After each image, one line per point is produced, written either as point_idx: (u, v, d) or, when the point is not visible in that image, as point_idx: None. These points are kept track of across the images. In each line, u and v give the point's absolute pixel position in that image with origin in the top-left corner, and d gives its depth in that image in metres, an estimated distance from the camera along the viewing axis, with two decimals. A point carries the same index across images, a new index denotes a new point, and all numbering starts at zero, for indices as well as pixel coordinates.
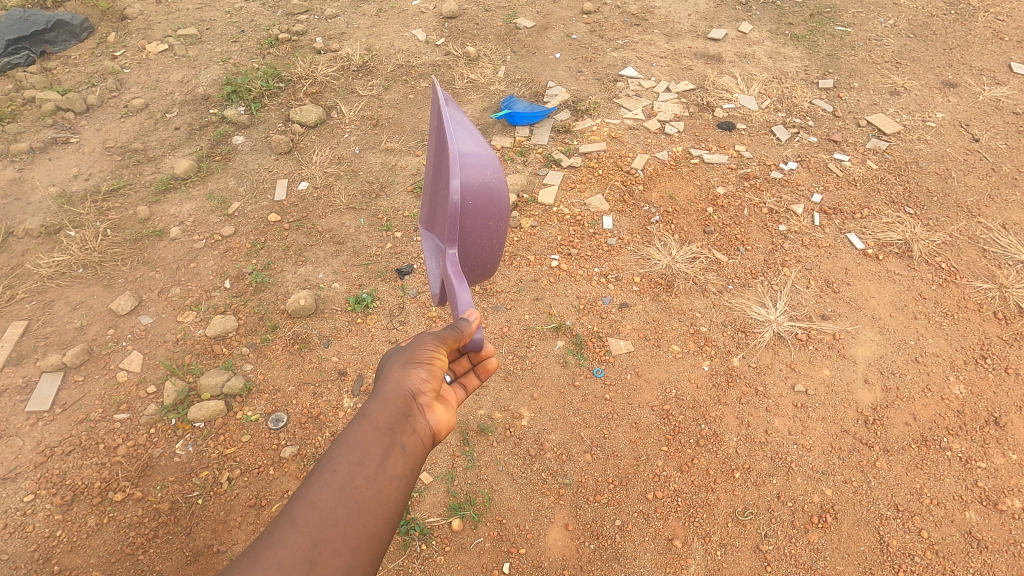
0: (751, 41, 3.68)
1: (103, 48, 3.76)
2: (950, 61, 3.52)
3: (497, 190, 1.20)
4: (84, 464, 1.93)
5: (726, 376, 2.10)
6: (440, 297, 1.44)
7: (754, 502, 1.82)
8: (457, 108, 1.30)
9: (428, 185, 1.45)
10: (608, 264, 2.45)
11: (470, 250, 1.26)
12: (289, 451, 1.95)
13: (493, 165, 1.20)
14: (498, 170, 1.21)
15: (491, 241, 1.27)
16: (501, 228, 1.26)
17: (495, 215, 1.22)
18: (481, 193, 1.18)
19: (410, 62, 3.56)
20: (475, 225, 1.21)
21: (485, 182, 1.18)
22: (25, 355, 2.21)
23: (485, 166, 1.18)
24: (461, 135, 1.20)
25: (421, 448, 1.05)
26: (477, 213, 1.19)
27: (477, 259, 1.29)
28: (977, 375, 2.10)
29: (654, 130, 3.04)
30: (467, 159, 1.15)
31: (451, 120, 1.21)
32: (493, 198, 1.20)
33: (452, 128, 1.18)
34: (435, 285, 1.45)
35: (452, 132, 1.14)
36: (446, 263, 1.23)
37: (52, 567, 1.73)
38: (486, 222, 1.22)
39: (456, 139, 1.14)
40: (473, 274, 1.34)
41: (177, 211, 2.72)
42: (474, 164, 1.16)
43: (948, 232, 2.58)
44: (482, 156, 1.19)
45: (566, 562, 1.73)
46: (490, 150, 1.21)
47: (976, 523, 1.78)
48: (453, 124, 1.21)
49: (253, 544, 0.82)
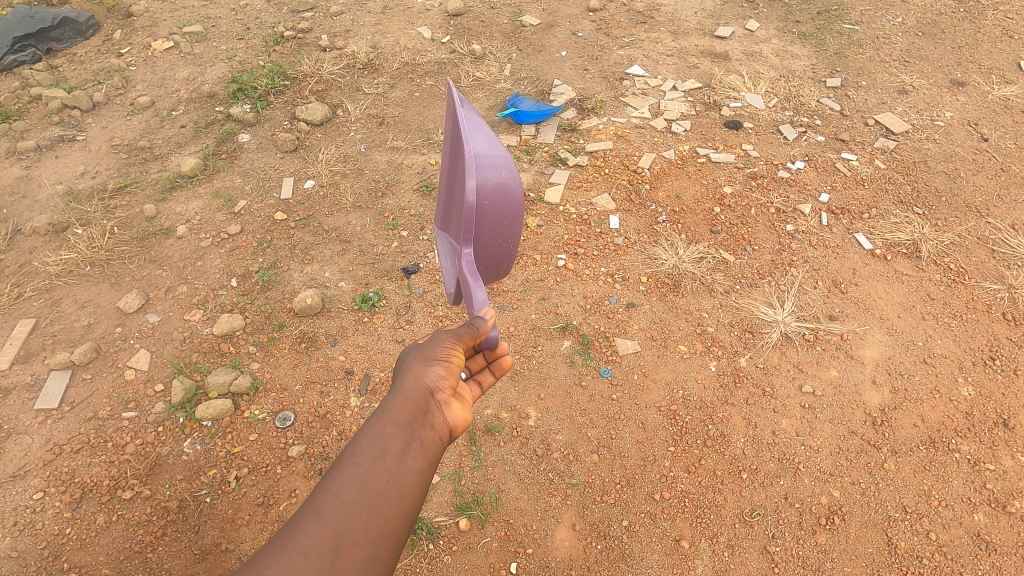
0: (757, 39, 3.66)
1: (108, 45, 3.76)
2: (959, 59, 3.50)
3: (512, 190, 1.19)
4: (93, 462, 1.93)
5: (733, 376, 2.10)
6: (455, 296, 1.44)
7: (761, 503, 1.82)
8: (473, 108, 1.29)
9: (443, 185, 1.45)
10: (615, 264, 2.44)
11: (485, 250, 1.26)
12: (296, 450, 1.96)
13: (508, 165, 1.20)
14: (514, 171, 1.20)
15: (506, 242, 1.27)
16: (516, 228, 1.25)
17: (511, 216, 1.22)
18: (497, 193, 1.17)
19: (415, 60, 3.55)
20: (490, 226, 1.21)
21: (500, 183, 1.17)
22: (33, 353, 2.22)
23: (500, 167, 1.18)
24: (477, 136, 1.20)
25: (439, 443, 1.05)
26: (493, 213, 1.19)
27: (492, 259, 1.29)
28: (986, 376, 2.10)
29: (661, 129, 3.03)
30: (483, 160, 1.15)
31: (466, 120, 1.20)
32: (508, 198, 1.19)
33: (468, 129, 1.18)
34: (449, 285, 1.45)
35: (468, 132, 1.14)
36: (461, 263, 1.23)
37: (62, 565, 1.74)
38: (501, 222, 1.21)
39: (471, 140, 1.14)
40: (487, 274, 1.34)
41: (183, 209, 2.72)
42: (489, 164, 1.15)
43: (956, 233, 2.56)
44: (497, 157, 1.18)
45: (573, 562, 1.73)
46: (505, 151, 1.20)
47: (984, 525, 1.77)
48: (469, 125, 1.21)
49: (279, 533, 0.83)
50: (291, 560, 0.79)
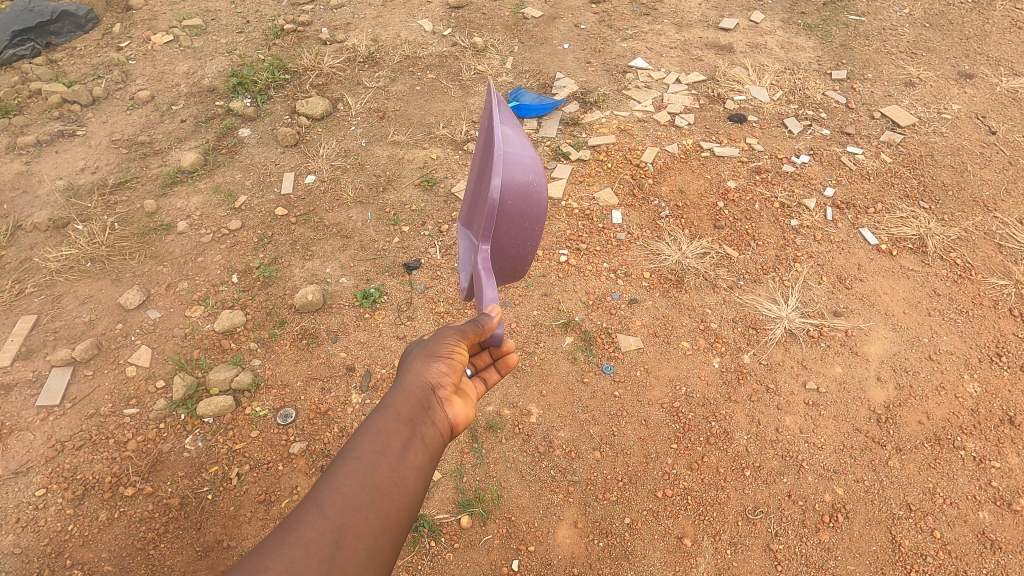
0: (762, 31, 3.62)
1: (108, 39, 3.74)
2: (967, 51, 3.45)
3: (537, 193, 1.17)
4: (95, 459, 1.93)
5: (737, 373, 2.08)
6: (468, 292, 1.42)
7: (764, 501, 1.81)
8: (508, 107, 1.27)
9: (472, 184, 1.45)
10: (618, 260, 2.42)
11: (504, 250, 1.24)
12: (298, 447, 1.96)
13: (536, 167, 1.17)
14: (541, 173, 1.18)
15: (525, 244, 1.24)
16: (537, 232, 1.22)
17: (532, 218, 1.19)
18: (520, 194, 1.15)
19: (416, 53, 3.52)
20: (510, 225, 1.18)
21: (526, 183, 1.15)
22: (35, 350, 2.22)
23: (528, 167, 1.15)
24: (509, 135, 1.18)
25: (441, 439, 1.04)
26: (515, 213, 1.16)
27: (509, 259, 1.27)
28: (992, 373, 2.08)
29: (665, 123, 3.00)
30: (511, 158, 1.13)
31: (500, 119, 1.18)
32: (532, 200, 1.17)
33: (501, 127, 1.16)
34: (464, 280, 1.43)
35: (500, 130, 1.12)
36: (477, 258, 1.22)
37: (65, 562, 1.74)
38: (522, 223, 1.19)
39: (502, 139, 1.12)
40: (502, 274, 1.33)
41: (184, 205, 2.71)
42: (517, 163, 1.13)
43: (963, 227, 2.54)
44: (526, 158, 1.16)
45: (575, 560, 1.73)
46: (535, 153, 1.18)
47: (989, 524, 1.76)
48: (503, 124, 1.19)
49: (281, 525, 0.83)
50: (292, 552, 0.79)
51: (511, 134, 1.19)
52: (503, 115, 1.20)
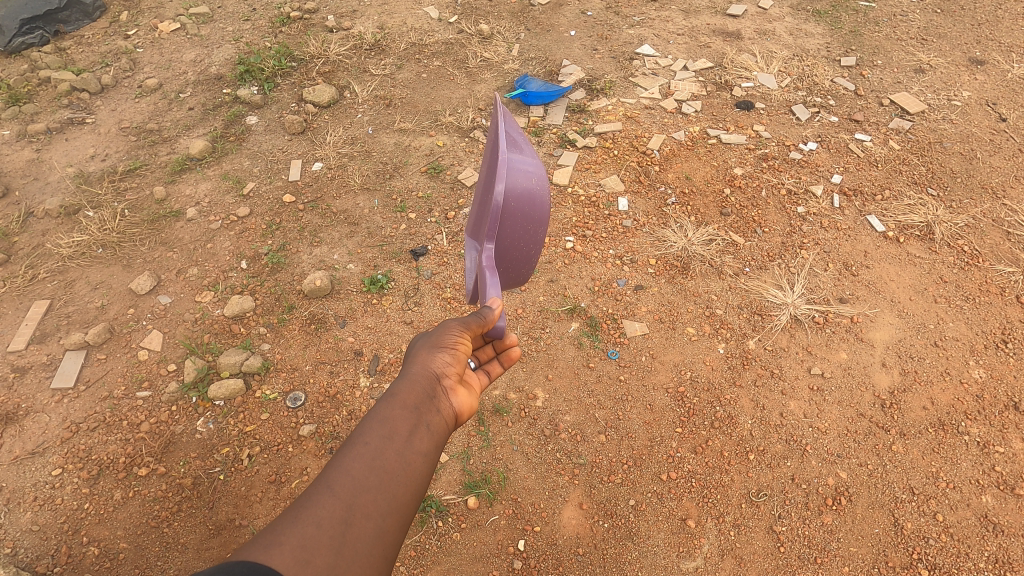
0: (771, 17, 3.60)
1: (115, 27, 3.76)
2: (978, 37, 3.42)
3: (541, 197, 1.18)
4: (109, 440, 1.97)
5: (741, 358, 2.10)
6: (472, 291, 1.43)
7: (767, 484, 1.82)
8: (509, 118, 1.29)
9: (476, 189, 1.46)
10: (623, 246, 2.43)
11: (508, 250, 1.24)
12: (307, 429, 1.99)
13: (540, 174, 1.19)
14: (544, 180, 1.19)
15: (529, 246, 1.25)
16: (541, 234, 1.24)
17: (536, 221, 1.20)
18: (525, 197, 1.16)
19: (423, 41, 3.51)
20: (515, 227, 1.19)
21: (529, 189, 1.16)
22: (49, 334, 2.25)
23: (532, 174, 1.17)
24: (513, 143, 1.20)
25: (445, 428, 1.06)
26: (519, 215, 1.17)
27: (513, 261, 1.28)
28: (997, 359, 2.08)
29: (671, 110, 2.98)
30: (515, 165, 1.15)
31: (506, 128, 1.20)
32: (536, 204, 1.18)
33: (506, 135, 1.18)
34: (468, 281, 1.44)
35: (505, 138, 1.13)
36: (481, 258, 1.21)
37: (81, 539, 1.78)
38: (525, 225, 1.20)
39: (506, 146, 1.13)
40: (505, 276, 1.33)
41: (192, 192, 2.74)
42: (521, 170, 1.15)
43: (972, 215, 2.53)
44: (530, 165, 1.17)
45: (580, 540, 1.75)
46: (538, 161, 1.20)
47: (992, 507, 1.77)
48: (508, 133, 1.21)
49: (292, 505, 0.84)
50: (304, 529, 0.80)
51: (515, 143, 1.21)
52: (507, 123, 1.21)
